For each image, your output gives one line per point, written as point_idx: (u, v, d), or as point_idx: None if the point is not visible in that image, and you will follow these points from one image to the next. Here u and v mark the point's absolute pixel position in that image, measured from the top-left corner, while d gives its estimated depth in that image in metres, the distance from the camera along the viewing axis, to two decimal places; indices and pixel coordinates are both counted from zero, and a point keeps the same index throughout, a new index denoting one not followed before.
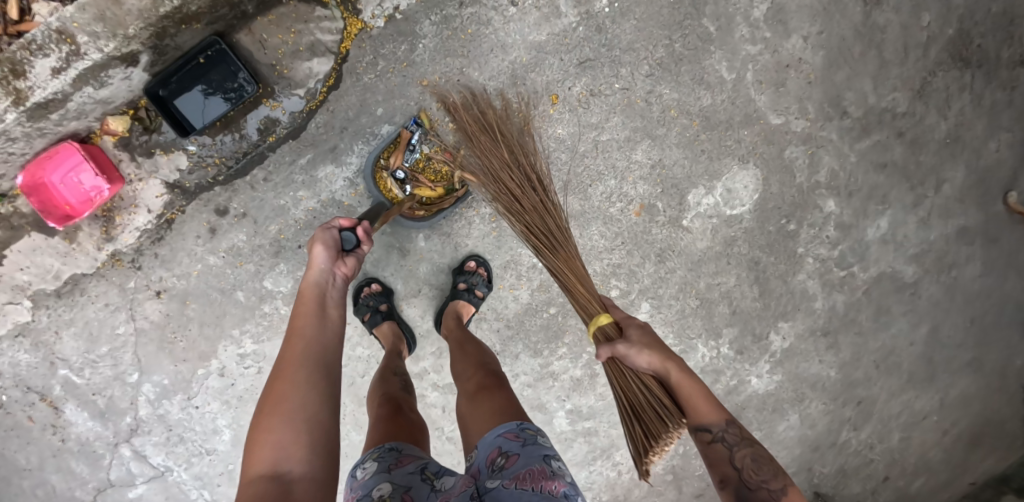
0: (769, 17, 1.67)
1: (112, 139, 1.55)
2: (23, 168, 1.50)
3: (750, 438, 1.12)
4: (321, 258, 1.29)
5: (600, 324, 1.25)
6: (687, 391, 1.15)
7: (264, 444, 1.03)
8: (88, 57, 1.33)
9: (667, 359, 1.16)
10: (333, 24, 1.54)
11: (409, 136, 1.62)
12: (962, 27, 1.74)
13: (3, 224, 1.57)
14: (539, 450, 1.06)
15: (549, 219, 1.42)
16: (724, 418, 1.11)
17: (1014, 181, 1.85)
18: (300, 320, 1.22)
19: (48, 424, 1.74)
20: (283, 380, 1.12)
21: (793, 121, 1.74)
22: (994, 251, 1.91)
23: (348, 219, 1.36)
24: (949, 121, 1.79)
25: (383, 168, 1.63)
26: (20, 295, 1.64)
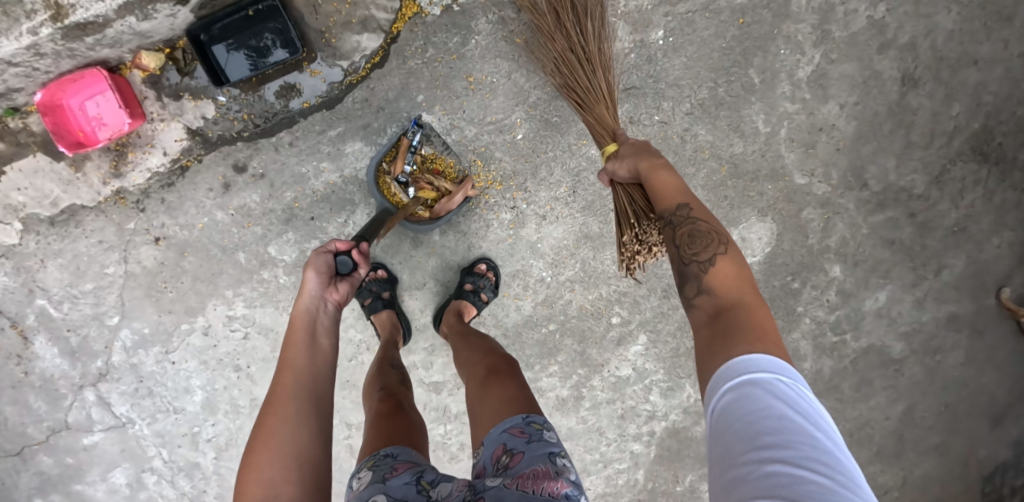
0: (812, 80, 1.70)
1: (142, 75, 1.50)
2: (43, 86, 1.43)
3: (707, 220, 1.15)
4: (310, 283, 1.17)
5: (605, 151, 1.36)
6: (659, 182, 1.22)
7: (253, 483, 0.97)
8: None
9: (642, 164, 1.26)
10: (389, 3, 1.52)
11: (409, 141, 1.57)
12: (987, 124, 1.80)
13: (9, 139, 1.51)
14: (544, 447, 1.04)
15: (590, 76, 1.44)
16: (678, 204, 1.17)
17: (1008, 278, 1.92)
18: (288, 350, 1.14)
19: (13, 353, 1.66)
20: (270, 414, 1.05)
21: (815, 184, 1.77)
22: (978, 342, 1.97)
23: (343, 241, 1.22)
24: (959, 211, 1.85)
25: (385, 173, 1.59)
26: (11, 216, 1.56)
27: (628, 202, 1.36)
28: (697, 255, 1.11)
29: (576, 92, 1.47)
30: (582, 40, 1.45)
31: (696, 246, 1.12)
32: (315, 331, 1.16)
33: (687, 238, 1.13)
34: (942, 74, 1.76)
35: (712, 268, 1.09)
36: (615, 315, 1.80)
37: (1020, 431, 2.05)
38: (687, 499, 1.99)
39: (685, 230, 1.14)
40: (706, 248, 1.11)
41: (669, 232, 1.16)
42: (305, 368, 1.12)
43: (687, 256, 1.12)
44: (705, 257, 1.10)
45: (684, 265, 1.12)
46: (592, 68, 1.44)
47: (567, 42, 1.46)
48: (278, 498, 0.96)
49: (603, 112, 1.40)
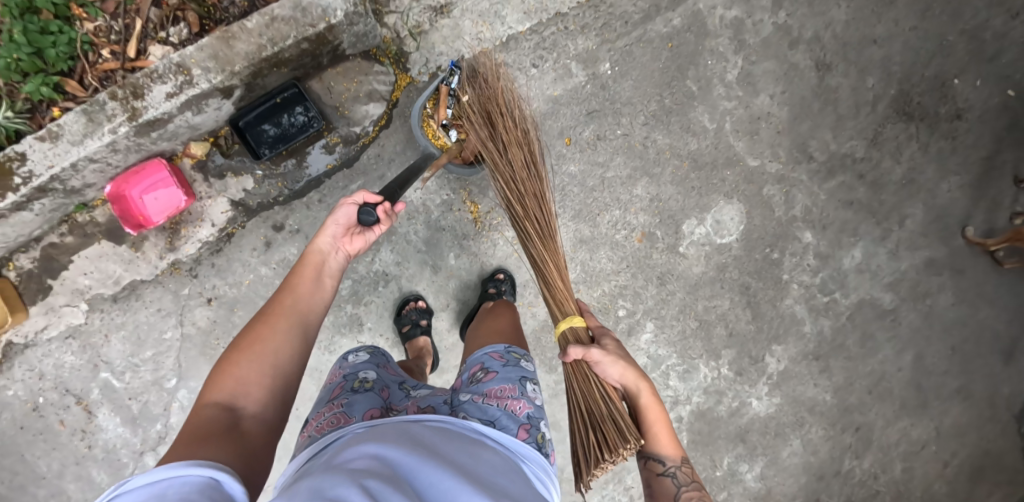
0: (740, 80, 2.08)
1: (191, 161, 1.89)
2: (111, 180, 1.81)
3: (698, 482, 1.31)
4: (330, 233, 1.46)
5: (573, 324, 1.47)
6: (653, 415, 1.35)
7: (231, 376, 1.19)
8: (198, 87, 1.59)
9: (639, 379, 1.36)
10: (387, 77, 1.90)
11: (448, 86, 1.77)
12: (901, 88, 2.31)
13: (79, 233, 1.90)
14: (516, 373, 1.34)
15: (539, 205, 1.63)
16: (679, 459, 1.32)
17: (966, 218, 2.29)
18: (298, 279, 1.40)
19: (77, 429, 1.96)
20: (266, 324, 1.28)
21: (768, 163, 2.11)
22: (961, 281, 2.26)
23: (372, 196, 1.48)
24: (902, 166, 2.29)
25: (429, 116, 1.82)
26: (79, 298, 1.93)
27: (602, 409, 1.43)
28: None
29: (535, 226, 1.62)
30: (518, 171, 1.64)
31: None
32: (322, 274, 1.44)
33: None
34: (850, 55, 2.26)
35: None
36: (621, 308, 2.02)
37: None
38: (729, 484, 2.16)
39: (690, 494, 1.28)
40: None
41: (671, 483, 1.29)
42: (305, 299, 1.36)
43: None
44: None
45: None
46: (539, 201, 1.64)
47: (525, 161, 1.65)
48: (247, 395, 1.17)
49: (560, 259, 1.60)
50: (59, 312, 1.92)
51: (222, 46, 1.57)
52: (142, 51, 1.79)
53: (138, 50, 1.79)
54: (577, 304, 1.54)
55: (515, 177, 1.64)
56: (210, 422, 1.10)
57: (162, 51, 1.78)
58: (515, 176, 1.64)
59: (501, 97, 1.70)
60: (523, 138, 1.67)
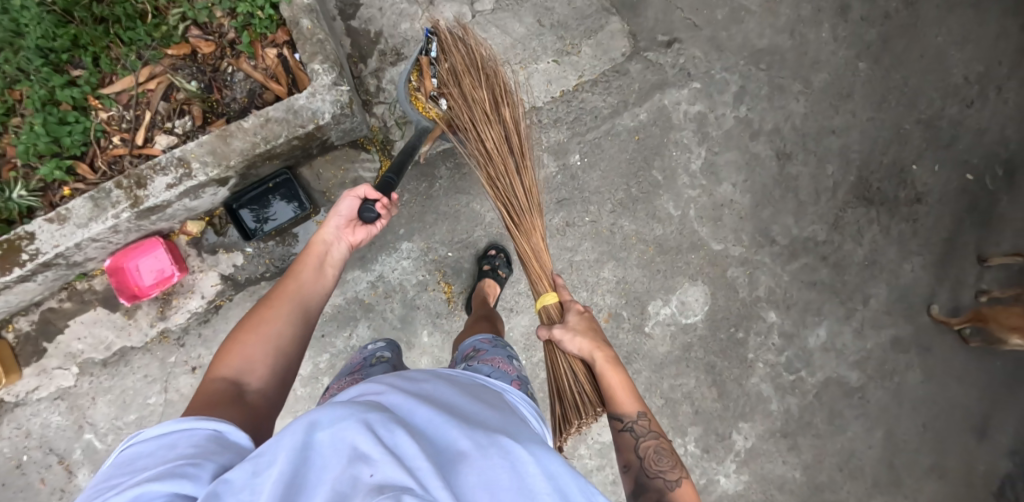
0: (703, 170, 2.23)
1: (187, 238, 2.02)
2: (111, 254, 1.94)
3: (657, 432, 1.52)
4: (333, 225, 1.66)
5: (544, 302, 1.69)
6: (613, 379, 1.57)
7: (237, 355, 1.38)
8: (196, 178, 1.73)
9: (596, 348, 1.58)
10: (372, 164, 2.07)
11: (428, 57, 1.83)
12: (861, 175, 2.45)
13: (77, 299, 2.03)
14: (503, 350, 1.55)
15: (519, 183, 1.81)
16: (640, 413, 1.52)
17: (932, 297, 2.43)
18: (303, 268, 1.60)
19: (56, 487, 2.05)
20: (271, 308, 1.47)
21: (731, 248, 2.24)
22: (929, 358, 2.37)
23: (372, 190, 1.66)
24: (864, 247, 2.42)
25: (415, 90, 1.89)
26: (70, 361, 2.04)
27: (574, 376, 1.69)
28: (664, 472, 1.48)
29: (515, 209, 1.81)
30: (500, 150, 1.81)
31: (664, 465, 1.49)
32: (324, 263, 1.64)
33: (651, 453, 1.50)
34: (809, 145, 2.41)
35: (680, 487, 1.47)
36: None
37: (1008, 439, 2.35)
38: None
39: (649, 445, 1.51)
40: (673, 468, 1.49)
41: (631, 438, 1.52)
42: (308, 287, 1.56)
43: (653, 471, 1.49)
44: (675, 479, 1.47)
45: (649, 477, 1.49)
46: (519, 183, 1.81)
47: (504, 137, 1.81)
48: (251, 371, 1.36)
49: (538, 242, 1.78)
50: (51, 374, 2.04)
51: (219, 143, 1.72)
52: (149, 139, 1.94)
53: (146, 138, 1.94)
54: (552, 281, 1.74)
55: (492, 159, 1.81)
56: (218, 392, 1.29)
57: (168, 140, 1.93)
58: (492, 159, 1.81)
59: (479, 69, 1.82)
60: (503, 111, 1.82)
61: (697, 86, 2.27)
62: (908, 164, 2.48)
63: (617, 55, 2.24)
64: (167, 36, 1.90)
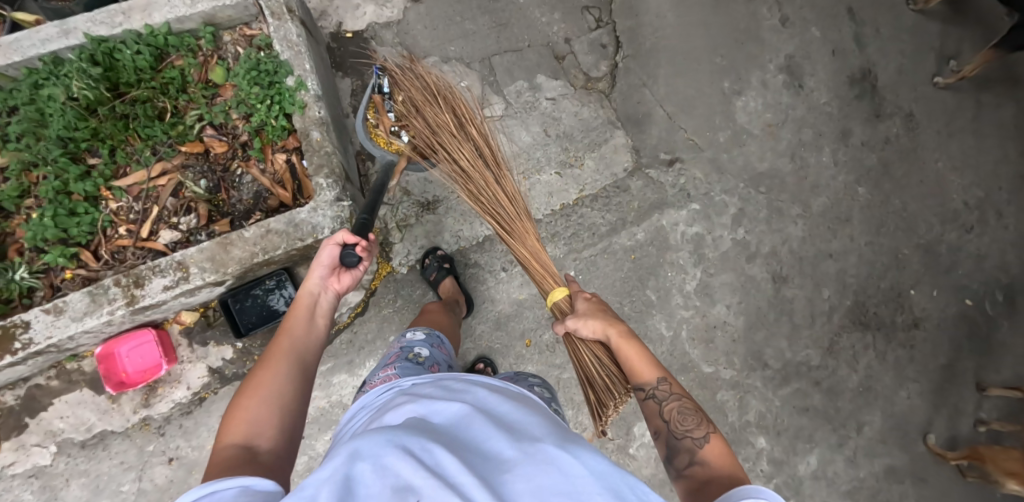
0: (697, 290, 2.32)
1: (179, 327, 2.04)
2: (101, 342, 1.95)
3: (679, 393, 1.56)
4: (319, 274, 1.62)
5: (556, 298, 1.83)
6: (628, 351, 1.63)
7: (242, 421, 1.33)
8: (192, 283, 1.76)
9: (607, 326, 1.67)
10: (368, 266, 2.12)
11: (381, 92, 2.14)
12: (857, 299, 2.45)
13: (64, 378, 2.04)
14: (524, 380, 1.67)
15: (500, 190, 1.98)
16: (660, 380, 1.58)
17: (930, 426, 2.38)
18: (292, 320, 1.55)
19: None
20: (267, 369, 1.42)
21: (721, 370, 2.31)
22: (924, 490, 2.34)
23: (350, 235, 1.62)
24: (858, 373, 2.40)
25: (372, 125, 2.19)
26: (50, 439, 2.03)
27: (598, 363, 1.79)
28: (690, 432, 1.50)
29: (506, 221, 1.98)
30: (475, 165, 1.99)
31: (689, 424, 1.51)
32: (315, 312, 1.60)
33: (675, 414, 1.53)
34: (805, 268, 2.43)
35: (708, 442, 1.49)
36: None
37: None
38: None
39: (672, 406, 1.54)
40: (699, 426, 1.51)
41: (655, 404, 1.56)
42: (300, 339, 1.52)
43: (680, 432, 1.51)
44: (702, 435, 1.49)
45: (678, 438, 1.51)
46: (503, 195, 1.98)
47: (474, 148, 2.00)
48: (260, 435, 1.32)
49: (536, 246, 1.96)
50: (28, 451, 2.02)
51: (219, 250, 1.75)
52: (154, 232, 1.97)
53: (150, 230, 1.97)
54: (564, 279, 1.89)
55: (463, 172, 2.00)
56: (233, 462, 1.25)
57: (173, 235, 1.97)
58: (461, 171, 2.00)
59: (438, 88, 2.06)
60: (467, 128, 2.01)
61: (695, 207, 2.34)
62: (905, 288, 2.48)
63: (619, 171, 2.37)
64: (183, 136, 1.97)
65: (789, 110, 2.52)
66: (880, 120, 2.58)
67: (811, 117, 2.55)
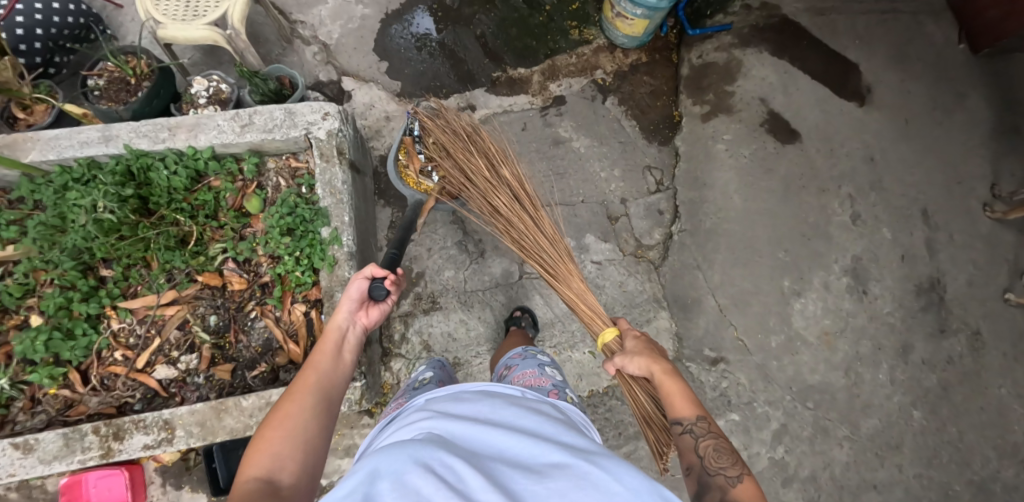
0: None
1: (155, 464, 1.90)
2: (70, 472, 1.77)
3: (715, 433, 1.54)
4: (347, 307, 1.64)
5: (604, 338, 1.87)
6: (667, 386, 1.64)
7: (262, 453, 1.32)
8: (175, 446, 1.62)
9: (648, 366, 1.69)
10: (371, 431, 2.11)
11: (412, 135, 2.18)
12: None
13: (26, 493, 1.88)
14: (533, 361, 1.82)
15: (541, 240, 2.05)
16: (697, 416, 1.57)
17: None
18: (319, 354, 1.55)
19: None
20: (292, 400, 1.43)
21: None
22: None
23: (379, 269, 1.69)
24: None
25: (403, 167, 2.19)
26: None
27: (650, 404, 1.86)
28: (723, 469, 1.49)
29: (549, 264, 2.05)
30: (512, 209, 2.06)
31: (723, 462, 1.49)
32: (343, 348, 1.60)
33: (711, 451, 1.52)
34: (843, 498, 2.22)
35: (741, 484, 1.45)
36: None
37: None
38: None
39: (707, 444, 1.53)
40: (733, 465, 1.49)
41: (692, 439, 1.55)
42: (325, 372, 1.52)
43: (713, 468, 1.50)
44: (734, 474, 1.46)
45: (711, 474, 1.50)
46: (541, 236, 2.05)
47: (512, 196, 2.07)
48: (283, 465, 1.31)
49: (581, 287, 2.00)
50: None
51: (211, 416, 1.63)
52: (148, 363, 1.83)
53: (145, 361, 1.83)
54: (612, 321, 1.94)
55: (501, 219, 2.08)
56: (255, 492, 1.25)
57: (167, 371, 1.83)
58: (501, 219, 2.08)
59: (469, 135, 2.11)
60: (503, 178, 2.09)
61: (736, 417, 2.25)
62: None
63: None
64: (201, 267, 1.85)
65: (849, 318, 2.32)
66: (945, 336, 2.34)
67: (872, 327, 2.34)
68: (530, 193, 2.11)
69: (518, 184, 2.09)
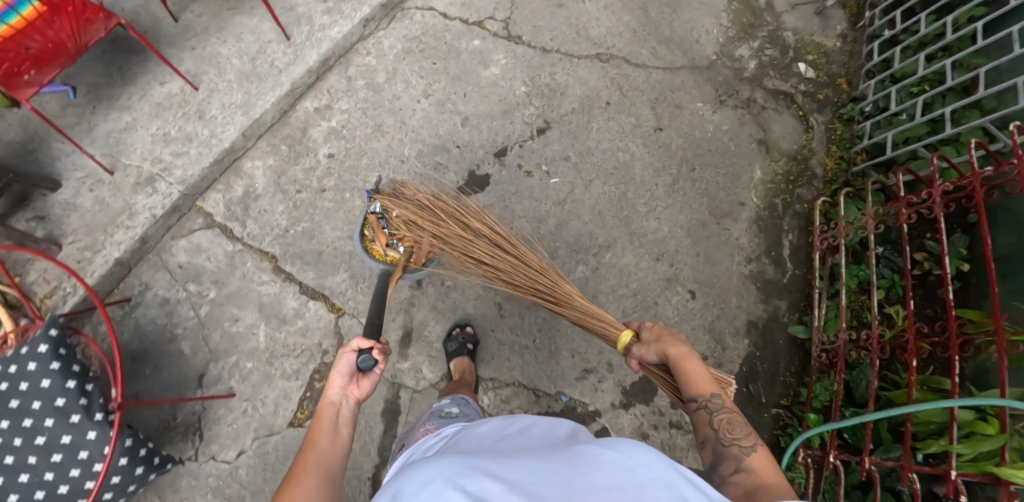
0: None
1: None
2: None
3: (731, 408, 1.48)
4: (337, 382, 1.49)
5: (624, 338, 1.71)
6: (685, 364, 1.54)
7: None
8: None
9: (668, 347, 1.59)
10: None
11: (375, 216, 1.96)
12: None
13: None
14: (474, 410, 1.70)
15: (544, 278, 1.87)
16: (712, 392, 1.49)
17: None
18: (318, 432, 1.40)
19: None
20: (294, 483, 1.29)
21: None
22: None
23: (366, 341, 1.53)
24: None
25: (369, 240, 2.01)
26: None
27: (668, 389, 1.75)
28: (738, 439, 1.43)
29: (546, 294, 1.87)
30: (495, 257, 1.88)
31: (738, 434, 1.44)
32: (338, 423, 1.44)
33: (725, 423, 1.45)
34: None
35: (758, 452, 1.40)
36: None
37: None
38: None
39: (722, 417, 1.46)
40: (747, 436, 1.43)
41: (705, 415, 1.48)
42: (324, 452, 1.38)
43: (727, 439, 1.44)
44: (750, 443, 1.41)
45: (726, 445, 1.43)
46: (530, 272, 1.87)
47: (489, 244, 1.88)
48: None
49: (584, 304, 1.83)
50: None
51: None
52: None
53: None
54: (620, 327, 1.78)
55: (496, 270, 1.88)
56: None
57: None
58: (495, 272, 1.89)
59: (434, 202, 1.91)
60: (504, 241, 1.90)
61: None
62: None
63: None
64: None
65: None
66: None
67: None
68: (509, 238, 1.92)
69: (512, 245, 1.90)
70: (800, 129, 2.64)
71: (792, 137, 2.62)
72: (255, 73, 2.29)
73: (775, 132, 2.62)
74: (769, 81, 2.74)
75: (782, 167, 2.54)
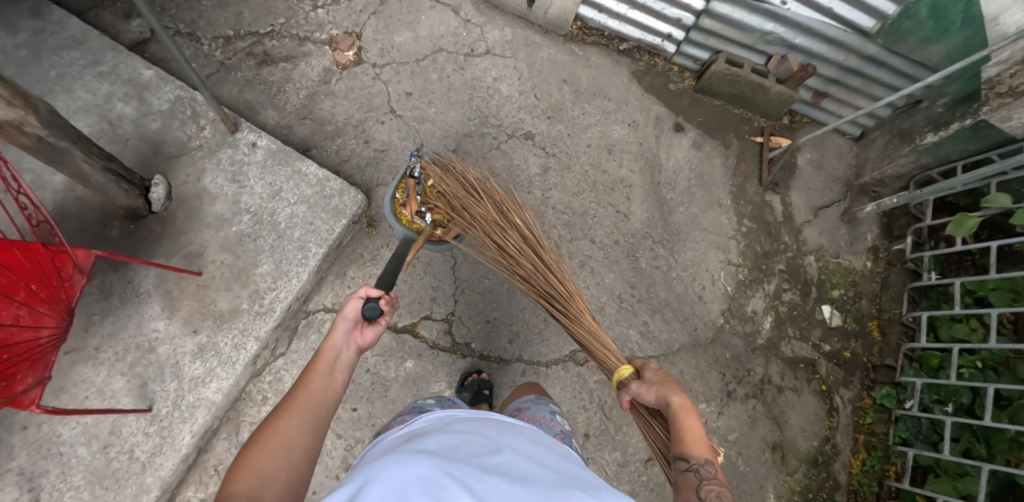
0: None
1: None
2: None
3: (723, 483, 1.24)
4: (341, 328, 1.35)
5: (622, 373, 1.51)
6: (685, 421, 1.33)
7: (247, 477, 1.08)
8: None
9: (670, 395, 1.39)
10: None
11: (415, 180, 1.79)
12: None
13: None
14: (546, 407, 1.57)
15: (559, 284, 1.69)
16: (706, 457, 1.27)
17: None
18: (312, 373, 1.27)
19: None
20: (279, 421, 1.18)
21: None
22: None
23: (375, 289, 1.37)
24: None
25: (400, 204, 1.80)
26: None
27: (659, 430, 1.52)
28: None
29: (557, 302, 1.70)
30: (520, 250, 1.72)
31: None
32: (335, 368, 1.30)
33: (712, 496, 1.21)
34: None
35: None
36: None
37: None
38: None
39: (711, 489, 1.23)
40: None
41: (693, 480, 1.25)
42: (316, 395, 1.24)
43: None
44: None
45: None
46: (549, 273, 1.71)
47: (521, 239, 1.73)
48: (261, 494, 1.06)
49: (594, 326, 1.65)
50: None
51: None
52: None
53: None
54: (628, 360, 1.58)
55: (517, 263, 1.72)
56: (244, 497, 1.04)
57: None
58: (516, 266, 1.72)
59: (473, 182, 1.76)
60: (523, 227, 1.75)
61: None
62: None
63: None
64: None
65: None
66: None
67: None
68: (536, 233, 1.76)
69: (539, 244, 1.73)
70: (822, 415, 2.14)
71: (811, 430, 2.12)
72: (111, 474, 1.71)
73: (792, 427, 2.11)
74: (786, 346, 2.18)
75: (800, 481, 2.08)
